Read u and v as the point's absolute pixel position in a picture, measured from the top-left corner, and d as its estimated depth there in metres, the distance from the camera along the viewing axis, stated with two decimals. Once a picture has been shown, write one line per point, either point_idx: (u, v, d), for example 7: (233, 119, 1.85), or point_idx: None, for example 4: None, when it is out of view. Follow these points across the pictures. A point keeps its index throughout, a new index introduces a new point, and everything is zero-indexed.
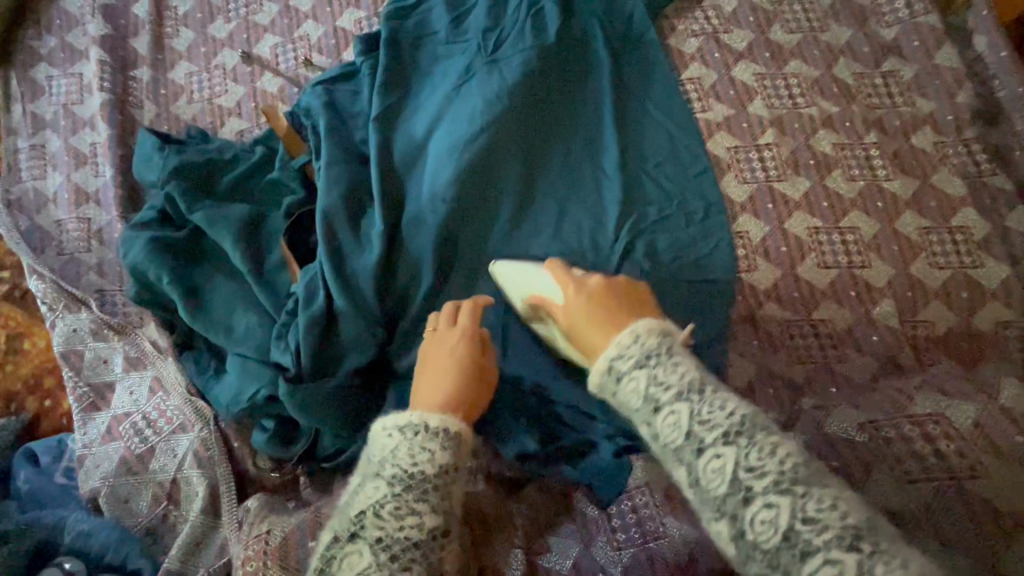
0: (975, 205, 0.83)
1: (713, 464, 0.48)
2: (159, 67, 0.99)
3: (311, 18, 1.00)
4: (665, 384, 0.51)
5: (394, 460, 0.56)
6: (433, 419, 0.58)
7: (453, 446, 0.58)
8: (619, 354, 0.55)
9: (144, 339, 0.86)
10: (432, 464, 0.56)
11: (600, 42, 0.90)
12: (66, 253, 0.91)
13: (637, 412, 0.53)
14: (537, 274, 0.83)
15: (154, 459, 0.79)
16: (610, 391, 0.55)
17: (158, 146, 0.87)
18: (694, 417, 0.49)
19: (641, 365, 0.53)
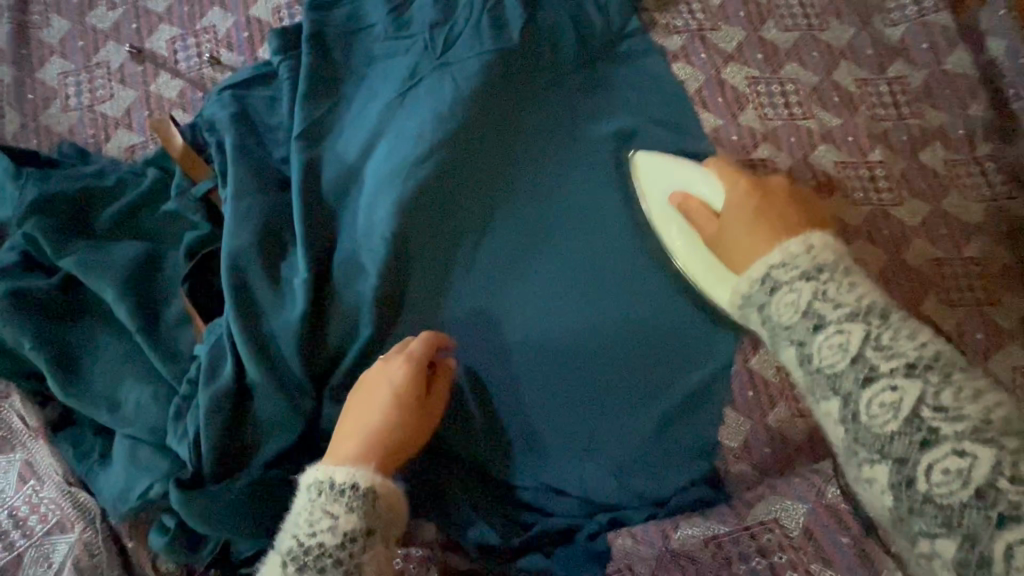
0: (991, 232, 0.74)
1: (885, 403, 0.39)
2: (25, 65, 0.80)
3: (218, 5, 0.82)
4: (835, 301, 0.43)
5: (295, 527, 0.50)
6: (338, 472, 0.51)
7: (361, 508, 0.50)
8: (783, 262, 0.47)
9: (9, 413, 0.69)
10: (334, 534, 0.48)
11: (576, 42, 0.77)
12: None
13: (782, 331, 0.46)
14: (492, 325, 0.70)
15: (21, 571, 0.63)
16: (757, 303, 0.47)
17: (12, 173, 0.68)
18: (869, 340, 0.41)
19: (808, 278, 0.45)
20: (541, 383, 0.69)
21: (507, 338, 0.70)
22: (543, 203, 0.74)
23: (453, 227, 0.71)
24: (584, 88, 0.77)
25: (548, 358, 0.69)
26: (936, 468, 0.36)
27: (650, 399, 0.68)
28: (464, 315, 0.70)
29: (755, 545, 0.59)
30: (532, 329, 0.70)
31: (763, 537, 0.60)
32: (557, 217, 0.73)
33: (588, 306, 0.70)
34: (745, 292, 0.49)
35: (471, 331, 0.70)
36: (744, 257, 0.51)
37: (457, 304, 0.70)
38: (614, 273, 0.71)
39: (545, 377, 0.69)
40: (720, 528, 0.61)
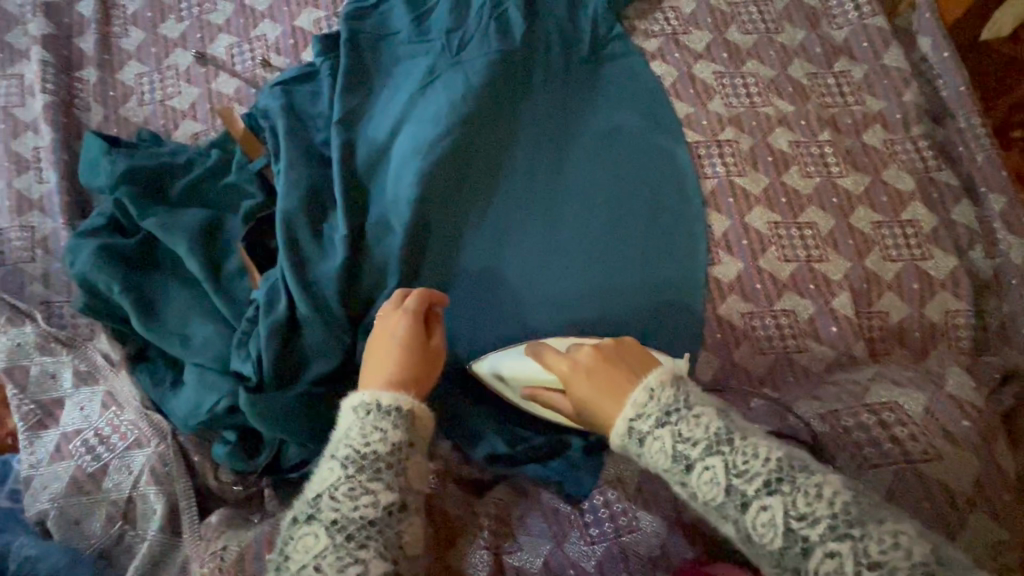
0: (924, 199, 0.87)
1: (765, 521, 0.48)
2: (107, 68, 0.95)
3: (268, 17, 0.97)
4: (743, 471, 0.50)
5: (348, 441, 0.58)
6: (384, 397, 0.60)
7: (406, 424, 0.59)
8: (638, 415, 0.54)
9: (94, 352, 0.83)
10: (385, 444, 0.58)
11: (567, 45, 0.92)
12: (8, 264, 0.87)
13: (666, 474, 0.53)
14: (494, 279, 0.83)
15: (107, 477, 0.75)
16: (635, 452, 0.54)
17: (106, 150, 0.83)
18: (729, 469, 0.50)
19: (664, 422, 0.53)
20: (537, 327, 0.81)
21: (509, 289, 0.82)
22: (541, 175, 0.87)
23: (463, 197, 0.85)
24: (574, 83, 0.91)
25: (542, 306, 0.81)
26: (824, 554, 0.46)
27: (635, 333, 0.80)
28: (476, 266, 0.83)
29: None
30: (528, 282, 0.82)
31: None
32: (553, 186, 0.87)
33: (582, 258, 0.83)
34: (631, 421, 0.54)
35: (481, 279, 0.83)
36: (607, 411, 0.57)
37: (470, 256, 0.83)
38: (604, 230, 0.85)
39: (539, 322, 0.81)
40: None
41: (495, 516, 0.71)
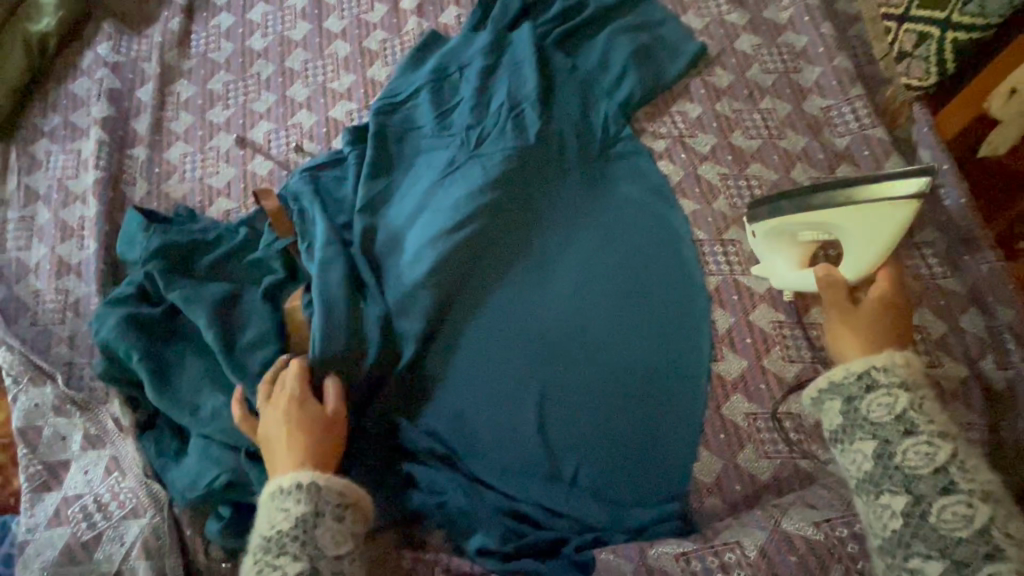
0: (930, 304, 0.87)
1: (922, 454, 0.64)
2: (156, 147, 1.04)
3: (305, 108, 1.06)
4: (924, 419, 0.66)
5: (264, 525, 0.61)
6: (284, 479, 0.62)
7: (308, 498, 0.60)
8: (883, 367, 0.69)
9: (105, 416, 0.85)
10: (288, 520, 0.60)
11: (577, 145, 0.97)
12: (39, 324, 0.91)
13: (874, 427, 0.67)
14: (489, 374, 0.84)
15: (100, 547, 0.76)
16: (855, 394, 0.69)
17: (144, 228, 0.90)
18: (948, 460, 0.63)
19: (901, 387, 0.68)
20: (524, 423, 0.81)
21: (502, 385, 0.83)
22: (552, 259, 0.91)
23: (467, 294, 0.88)
24: (586, 179, 0.96)
25: (544, 394, 0.82)
26: (948, 509, 0.61)
27: (640, 423, 0.80)
28: (482, 347, 0.85)
29: (718, 560, 0.68)
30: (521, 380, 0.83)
31: (725, 556, 0.68)
32: (564, 270, 0.90)
33: (586, 342, 0.85)
34: (837, 383, 0.71)
35: (487, 360, 0.84)
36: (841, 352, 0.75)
37: (476, 336, 0.86)
38: (609, 314, 0.86)
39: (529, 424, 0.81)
40: (689, 546, 0.70)
41: None
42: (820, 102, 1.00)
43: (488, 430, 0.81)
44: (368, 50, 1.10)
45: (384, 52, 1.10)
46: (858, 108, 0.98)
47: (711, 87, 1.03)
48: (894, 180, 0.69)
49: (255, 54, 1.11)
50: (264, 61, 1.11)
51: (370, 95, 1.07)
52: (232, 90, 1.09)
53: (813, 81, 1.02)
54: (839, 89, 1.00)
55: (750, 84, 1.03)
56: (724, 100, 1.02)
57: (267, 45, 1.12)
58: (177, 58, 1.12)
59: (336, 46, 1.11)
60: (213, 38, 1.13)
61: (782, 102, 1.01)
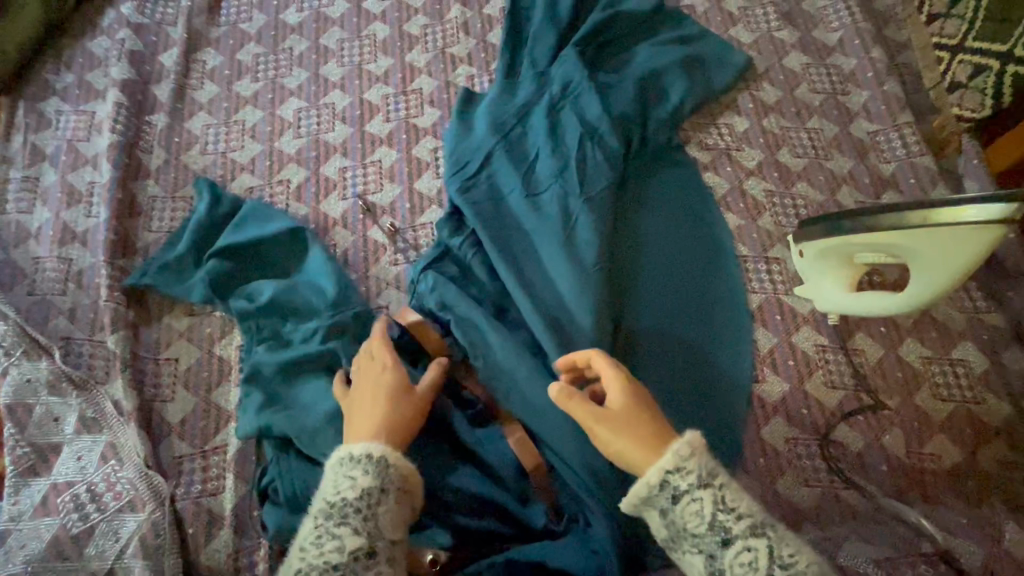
0: (974, 339, 0.85)
1: (745, 563, 0.51)
2: (177, 115, 0.98)
3: (338, 88, 1.01)
4: (736, 514, 0.52)
5: (322, 492, 0.57)
6: (360, 446, 0.58)
7: (377, 471, 0.57)
8: (677, 467, 0.54)
9: (104, 398, 0.78)
10: (354, 491, 0.55)
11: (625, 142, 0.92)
12: (37, 294, 0.85)
13: (695, 539, 0.53)
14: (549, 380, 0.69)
15: (91, 541, 0.69)
16: (661, 506, 0.55)
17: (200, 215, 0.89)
18: (773, 559, 0.50)
19: (707, 485, 0.53)
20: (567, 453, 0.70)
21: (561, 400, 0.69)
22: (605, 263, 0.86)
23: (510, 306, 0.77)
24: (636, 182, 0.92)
25: None
26: None
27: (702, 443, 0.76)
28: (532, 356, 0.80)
29: None
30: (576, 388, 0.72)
31: None
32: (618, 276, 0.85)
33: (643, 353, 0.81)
34: (645, 495, 0.55)
35: None
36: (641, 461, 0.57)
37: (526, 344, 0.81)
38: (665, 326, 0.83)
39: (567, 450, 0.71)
40: None
41: None
42: (868, 125, 0.99)
43: None
44: (408, 35, 1.06)
45: (424, 37, 1.06)
46: (908, 135, 0.97)
47: (759, 102, 1.01)
48: (957, 207, 0.64)
49: (289, 28, 1.06)
50: (297, 36, 1.06)
51: (408, 80, 1.02)
52: (262, 63, 1.03)
53: (861, 104, 1.00)
54: (888, 114, 0.99)
55: (797, 102, 1.01)
56: (771, 116, 1.00)
57: (302, 20, 1.07)
58: (205, 25, 1.06)
59: (374, 27, 1.07)
60: (245, 8, 1.08)
61: (829, 123, 0.99)
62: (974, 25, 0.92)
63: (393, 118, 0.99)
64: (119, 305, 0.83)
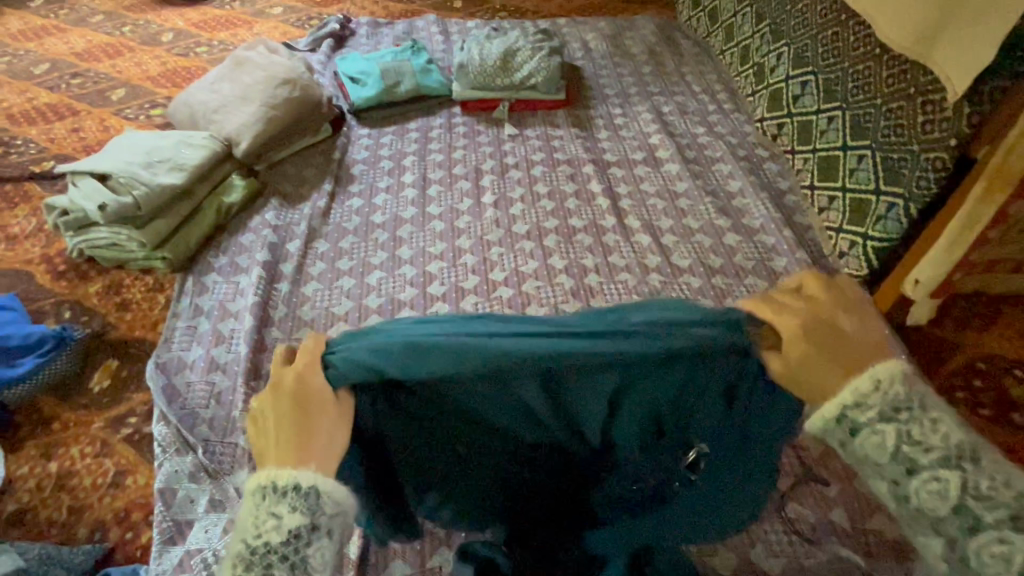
0: None
1: (936, 491, 0.48)
2: (296, 283, 1.40)
3: (408, 263, 1.45)
4: (927, 447, 0.49)
5: (245, 533, 0.50)
6: (281, 474, 0.50)
7: (313, 512, 0.50)
8: (858, 402, 0.50)
9: (229, 484, 1.05)
10: (280, 531, 0.49)
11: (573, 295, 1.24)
12: (187, 406, 1.16)
13: (885, 468, 0.50)
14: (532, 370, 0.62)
15: None
16: (842, 439, 0.51)
17: None
18: (966, 488, 0.48)
19: (890, 421, 0.50)
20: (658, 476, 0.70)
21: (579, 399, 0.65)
22: None
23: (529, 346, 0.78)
24: None
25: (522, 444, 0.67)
26: (984, 543, 0.47)
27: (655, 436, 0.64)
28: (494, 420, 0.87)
29: None
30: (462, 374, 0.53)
31: None
32: None
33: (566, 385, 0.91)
34: (820, 429, 0.52)
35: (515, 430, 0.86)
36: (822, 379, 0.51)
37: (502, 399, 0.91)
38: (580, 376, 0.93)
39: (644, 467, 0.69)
40: None
41: None
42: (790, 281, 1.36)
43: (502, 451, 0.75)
44: (457, 227, 1.53)
45: (468, 229, 1.52)
46: None
47: (708, 266, 1.40)
48: None
49: (376, 225, 1.55)
50: (381, 230, 1.53)
51: (457, 257, 1.45)
52: (356, 248, 1.49)
53: (783, 266, 1.39)
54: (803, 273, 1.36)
55: (736, 266, 1.40)
56: (717, 276, 1.38)
57: (385, 220, 1.56)
58: (319, 223, 1.55)
59: (434, 223, 1.54)
60: (346, 213, 1.58)
61: (762, 280, 1.37)
62: (846, 215, 1.34)
63: (446, 283, 1.39)
64: (250, 414, 1.14)
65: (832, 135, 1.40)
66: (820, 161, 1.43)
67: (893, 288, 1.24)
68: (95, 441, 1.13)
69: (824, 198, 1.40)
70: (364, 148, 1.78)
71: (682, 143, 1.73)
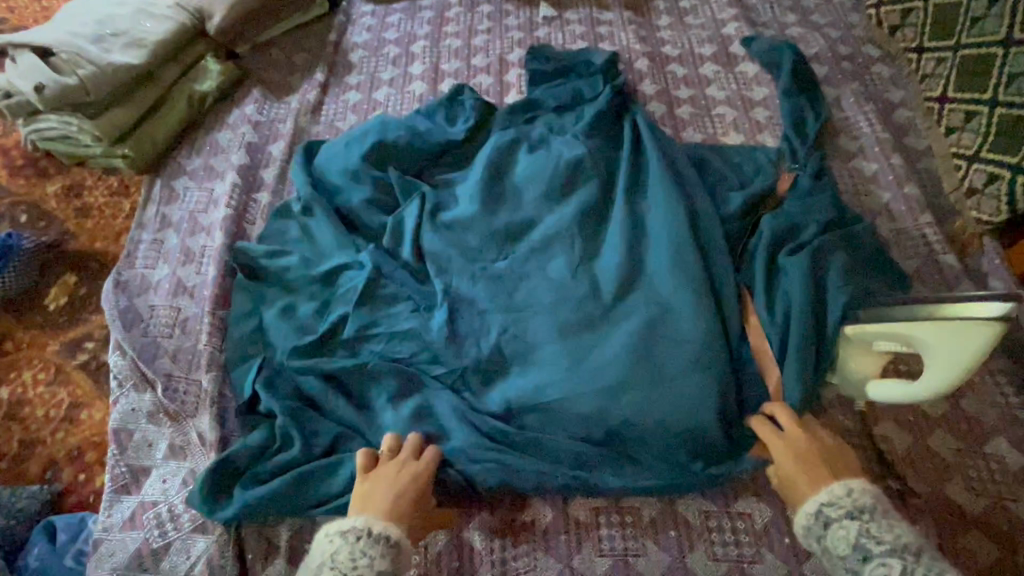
0: (1008, 435, 0.86)
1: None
2: (278, 194, 1.18)
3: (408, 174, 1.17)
4: (878, 539, 0.64)
5: (333, 562, 0.66)
6: (376, 526, 0.69)
7: (390, 554, 0.68)
8: (831, 501, 0.69)
9: (191, 429, 0.90)
10: (369, 569, 0.65)
11: (620, 283, 0.94)
12: (149, 335, 1.00)
13: (841, 562, 0.66)
14: (581, 275, 0.96)
15: (168, 557, 0.79)
16: (816, 533, 0.69)
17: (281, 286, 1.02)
18: (906, 573, 0.61)
19: (851, 515, 0.67)
20: (693, 280, 0.92)
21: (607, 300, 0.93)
22: (596, 357, 0.87)
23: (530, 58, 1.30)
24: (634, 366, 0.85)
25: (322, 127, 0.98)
26: None
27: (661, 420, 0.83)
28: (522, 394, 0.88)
29: None
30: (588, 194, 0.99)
31: None
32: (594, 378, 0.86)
33: (587, 339, 0.89)
34: (813, 509, 0.70)
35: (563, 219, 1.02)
36: (802, 491, 0.72)
37: (541, 349, 0.89)
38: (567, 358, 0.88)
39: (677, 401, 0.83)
40: None
41: None
42: (891, 223, 1.05)
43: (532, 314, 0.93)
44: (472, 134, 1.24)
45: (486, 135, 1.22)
46: (929, 233, 1.02)
47: None
48: (970, 302, 0.72)
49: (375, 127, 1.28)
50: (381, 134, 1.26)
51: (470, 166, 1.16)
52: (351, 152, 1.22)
53: (883, 204, 1.07)
54: (910, 214, 1.05)
55: None
56: None
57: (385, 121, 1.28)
58: (308, 123, 1.29)
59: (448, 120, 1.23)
60: (340, 110, 1.31)
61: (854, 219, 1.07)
62: (987, 137, 1.04)
63: None
64: (215, 349, 0.97)
65: (991, 24, 1.06)
66: (962, 61, 1.10)
67: None
68: (49, 367, 1.00)
69: (958, 114, 1.09)
70: (366, 29, 1.45)
71: (766, 35, 1.34)
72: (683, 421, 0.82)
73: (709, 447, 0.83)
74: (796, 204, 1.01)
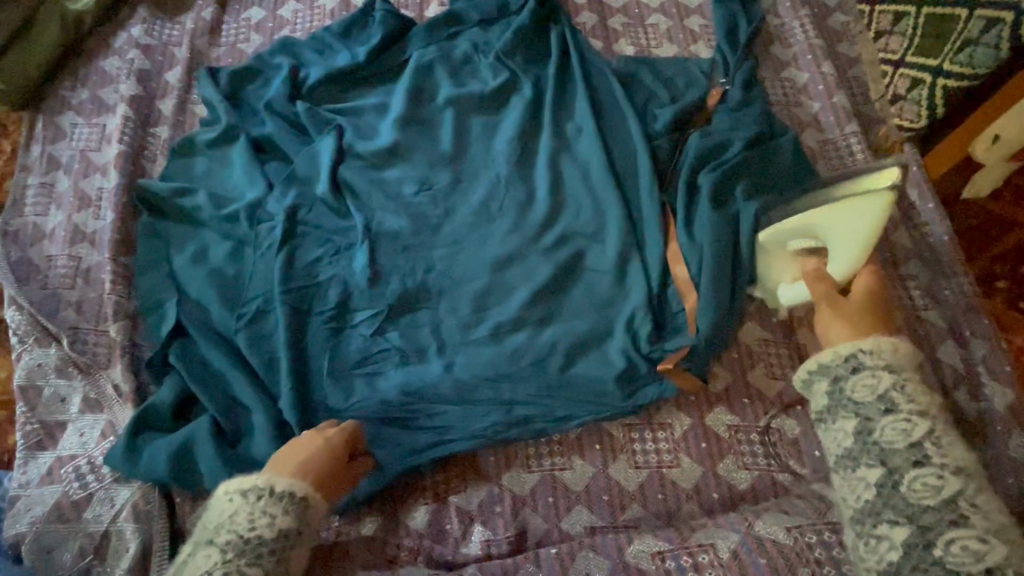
0: (909, 333, 0.90)
1: (898, 430, 0.62)
2: (178, 127, 1.08)
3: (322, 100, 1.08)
4: (906, 397, 0.63)
5: (231, 526, 0.61)
6: (280, 483, 0.64)
7: (297, 511, 0.63)
8: (870, 351, 0.66)
9: (105, 380, 0.86)
10: (272, 528, 0.61)
11: (551, 207, 0.92)
12: (49, 288, 0.93)
13: (856, 405, 0.64)
14: (507, 206, 0.93)
15: (89, 507, 0.78)
16: (840, 373, 0.66)
17: (194, 226, 0.96)
18: (928, 436, 0.61)
19: (887, 368, 0.65)
20: (620, 208, 0.91)
21: (534, 233, 0.91)
22: (517, 288, 0.88)
23: None
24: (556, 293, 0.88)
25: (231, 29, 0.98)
26: (919, 480, 0.59)
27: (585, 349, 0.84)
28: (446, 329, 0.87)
29: (691, 561, 0.73)
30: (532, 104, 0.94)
31: (699, 557, 0.73)
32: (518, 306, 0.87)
33: (513, 268, 0.89)
34: (827, 362, 0.68)
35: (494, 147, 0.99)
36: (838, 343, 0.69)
37: (467, 282, 0.89)
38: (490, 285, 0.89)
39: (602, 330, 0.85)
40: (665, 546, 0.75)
41: (512, 543, 0.79)
42: (817, 135, 1.04)
43: (456, 250, 0.91)
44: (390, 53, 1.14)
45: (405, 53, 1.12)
46: (853, 143, 1.02)
47: None
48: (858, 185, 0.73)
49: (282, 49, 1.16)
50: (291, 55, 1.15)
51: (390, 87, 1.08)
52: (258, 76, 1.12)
53: (812, 115, 1.06)
54: (837, 124, 1.04)
55: None
56: None
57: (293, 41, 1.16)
58: (207, 46, 1.16)
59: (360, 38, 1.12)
60: (242, 29, 1.18)
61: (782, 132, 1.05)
62: (913, 40, 0.99)
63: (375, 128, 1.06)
64: (122, 298, 0.92)
65: None
66: None
67: (954, 151, 1.00)
68: None
69: (887, 16, 1.03)
70: None
71: None
72: (600, 351, 0.84)
73: (633, 374, 0.84)
74: (723, 119, 0.98)
